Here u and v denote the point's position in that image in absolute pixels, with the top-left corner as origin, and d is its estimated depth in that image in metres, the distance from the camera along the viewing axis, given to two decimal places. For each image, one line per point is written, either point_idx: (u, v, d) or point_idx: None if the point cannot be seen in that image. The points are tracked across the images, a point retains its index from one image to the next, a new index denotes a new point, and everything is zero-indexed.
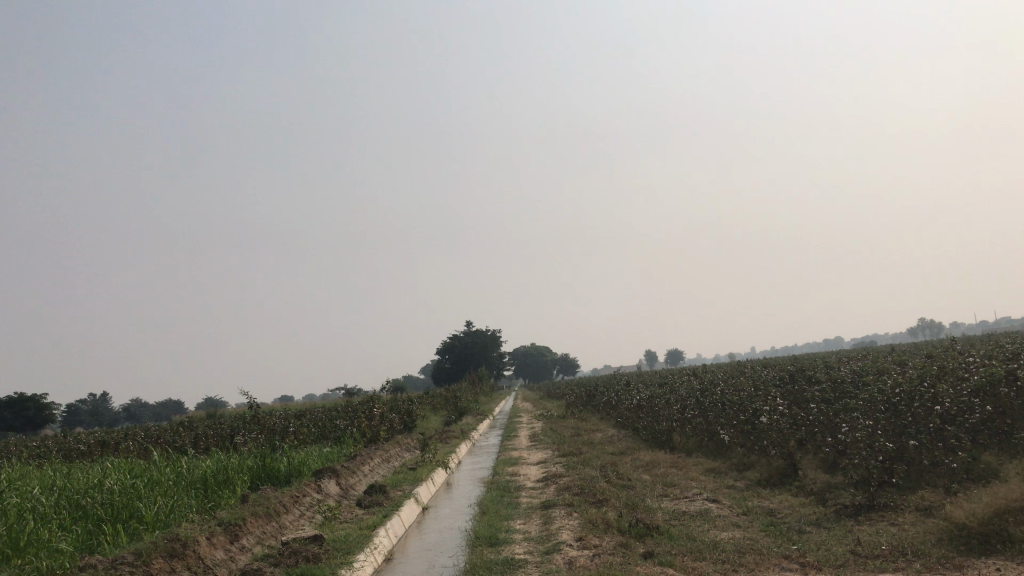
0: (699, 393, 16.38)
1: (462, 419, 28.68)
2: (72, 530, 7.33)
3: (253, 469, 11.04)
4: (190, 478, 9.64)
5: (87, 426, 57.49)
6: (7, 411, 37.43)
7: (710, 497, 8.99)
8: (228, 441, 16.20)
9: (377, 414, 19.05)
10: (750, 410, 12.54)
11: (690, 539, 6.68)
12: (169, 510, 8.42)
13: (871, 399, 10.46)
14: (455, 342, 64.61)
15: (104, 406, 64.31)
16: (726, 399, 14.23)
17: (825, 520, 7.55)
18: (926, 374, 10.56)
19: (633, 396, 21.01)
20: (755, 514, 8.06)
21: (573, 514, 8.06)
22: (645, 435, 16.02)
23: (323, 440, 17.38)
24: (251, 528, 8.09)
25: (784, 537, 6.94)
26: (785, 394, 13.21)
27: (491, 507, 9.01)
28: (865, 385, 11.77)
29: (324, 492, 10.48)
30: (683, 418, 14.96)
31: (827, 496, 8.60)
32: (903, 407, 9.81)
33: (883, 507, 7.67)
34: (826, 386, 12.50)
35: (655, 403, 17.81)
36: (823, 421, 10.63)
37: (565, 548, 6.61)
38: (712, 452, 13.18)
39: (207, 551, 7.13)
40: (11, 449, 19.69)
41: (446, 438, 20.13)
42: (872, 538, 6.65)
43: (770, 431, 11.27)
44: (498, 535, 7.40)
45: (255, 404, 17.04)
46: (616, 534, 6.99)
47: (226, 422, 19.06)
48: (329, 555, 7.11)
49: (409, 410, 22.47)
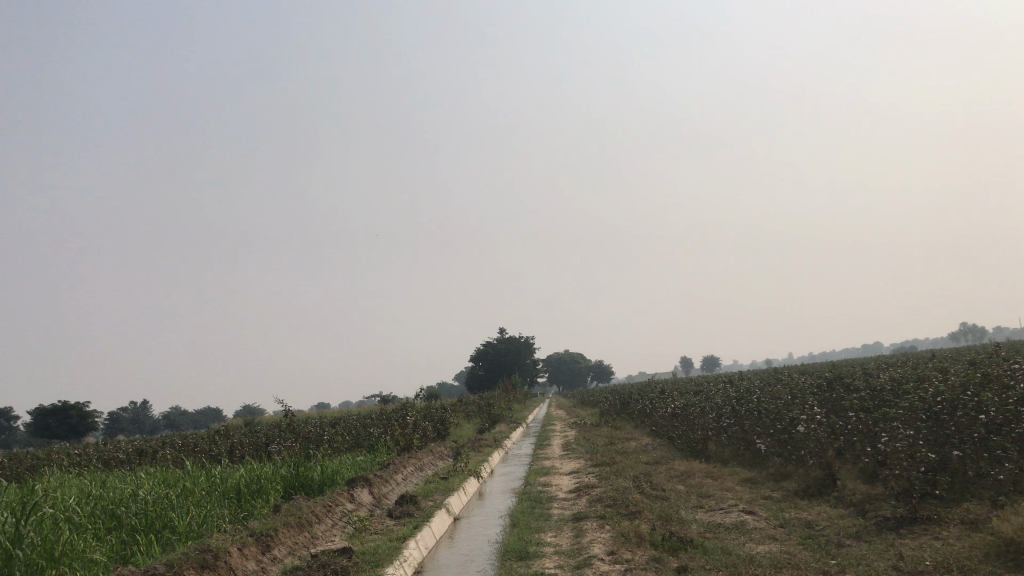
0: (735, 401, 16.13)
1: (496, 428, 28.72)
2: (106, 541, 7.36)
3: (287, 478, 11.07)
4: (223, 488, 9.67)
5: (128, 434, 58.43)
6: (51, 419, 38.11)
7: (746, 509, 8.80)
8: (263, 450, 16.29)
9: (411, 421, 19.04)
10: (787, 419, 12.29)
11: (726, 553, 6.52)
12: (202, 520, 8.45)
13: (912, 408, 10.19)
14: (489, 349, 64.63)
15: (145, 413, 65.29)
16: (762, 407, 13.99)
17: (865, 533, 7.36)
18: (970, 381, 10.24)
19: (667, 404, 20.77)
20: (793, 526, 7.87)
21: (605, 527, 7.94)
22: (680, 444, 15.82)
23: (357, 449, 17.40)
24: (283, 538, 8.09)
25: (822, 550, 6.76)
26: (823, 402, 12.93)
27: (522, 519, 8.92)
28: (905, 393, 11.46)
29: (357, 502, 10.47)
30: (718, 426, 14.76)
31: (868, 507, 8.40)
32: (945, 416, 9.52)
33: (926, 520, 7.45)
34: (865, 395, 12.22)
35: (690, 411, 17.58)
36: (863, 430, 10.38)
37: (596, 563, 6.50)
38: (748, 462, 12.97)
39: (239, 561, 7.13)
40: (52, 457, 20.02)
41: (478, 446, 20.07)
42: (916, 552, 6.45)
43: (807, 440, 11.04)
44: (529, 548, 7.31)
45: (290, 413, 17.11)
46: (649, 548, 6.85)
47: (262, 430, 19.19)
48: (357, 568, 7.07)
49: (442, 417, 22.44)
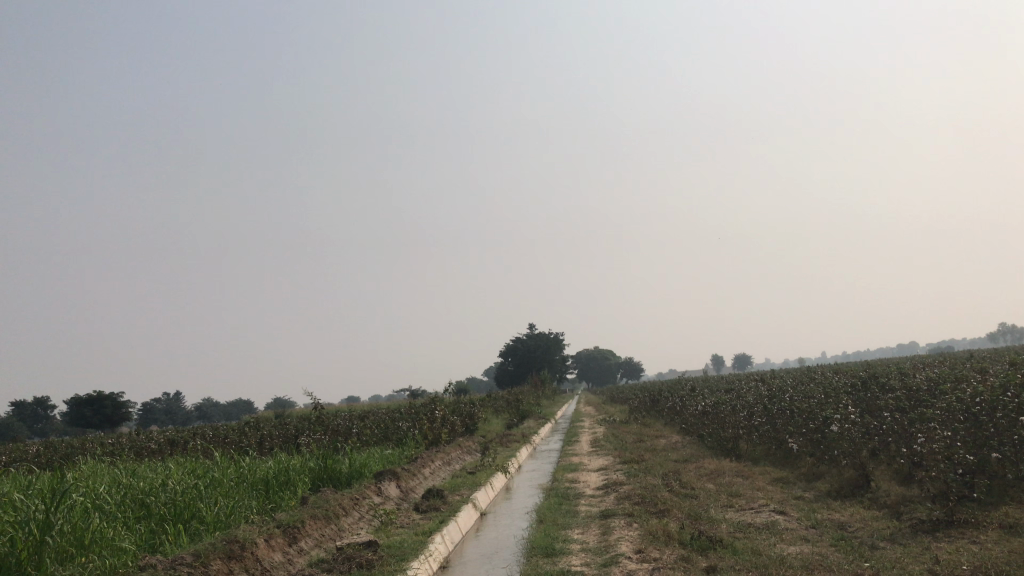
0: (767, 399, 15.93)
1: (524, 423, 28.71)
2: (135, 529, 7.40)
3: (314, 470, 11.10)
4: (252, 479, 9.71)
5: (161, 424, 59.31)
6: (87, 408, 38.73)
7: (777, 509, 8.65)
8: (292, 442, 16.37)
9: (439, 416, 19.03)
10: (820, 418, 12.08)
11: (756, 554, 6.39)
12: (230, 511, 8.50)
13: (949, 409, 9.95)
14: (519, 345, 64.54)
15: (178, 404, 66.19)
16: (795, 406, 13.79)
17: (900, 536, 7.18)
18: (1010, 382, 9.97)
19: (697, 401, 20.55)
20: (825, 527, 7.71)
21: (632, 525, 7.84)
22: (710, 442, 15.66)
23: (385, 442, 17.46)
24: (310, 530, 8.09)
25: (855, 552, 6.60)
26: (858, 401, 12.70)
27: (549, 516, 8.85)
28: (942, 394, 11.22)
29: (384, 495, 10.47)
30: (750, 424, 14.59)
31: (902, 509, 8.21)
32: (984, 417, 9.28)
33: (964, 523, 7.25)
34: (901, 394, 11.98)
35: (721, 409, 17.39)
36: (898, 430, 10.17)
37: (623, 561, 6.41)
38: (780, 461, 12.79)
39: (265, 553, 7.14)
40: (87, 445, 20.32)
41: (507, 442, 20.02)
42: (952, 556, 6.28)
43: (841, 440, 10.84)
44: (555, 545, 7.23)
45: (319, 405, 17.17)
46: (677, 547, 6.74)
47: (292, 422, 19.32)
48: (383, 561, 7.04)
49: (471, 412, 22.43)
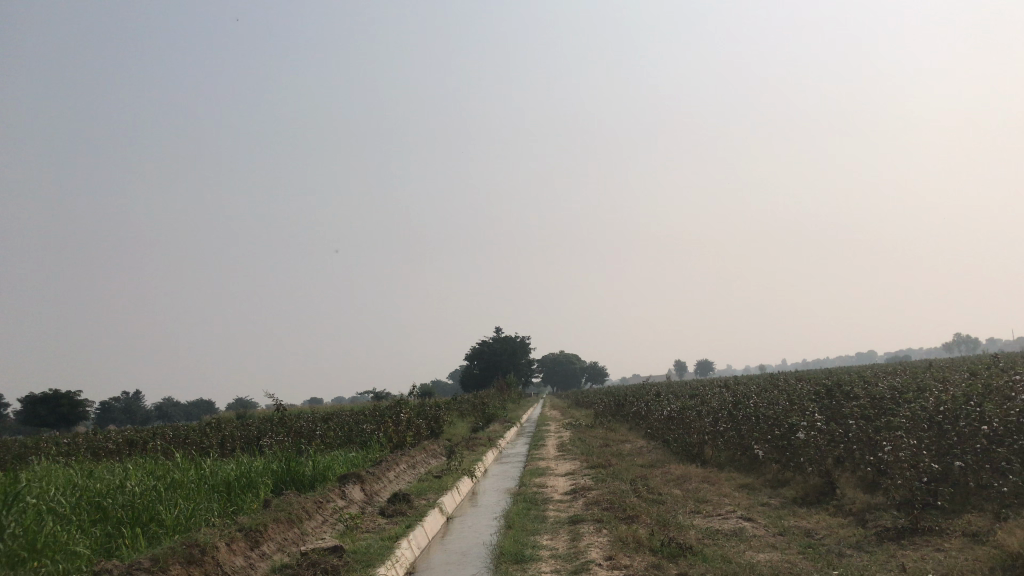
0: (732, 405, 16.03)
1: (489, 426, 28.63)
2: (91, 533, 7.18)
3: (277, 472, 10.91)
4: (213, 481, 9.49)
5: (119, 423, 58.24)
6: (41, 407, 37.82)
7: (745, 515, 8.66)
8: (255, 443, 16.12)
9: (404, 419, 18.85)
10: (786, 425, 12.14)
11: (726, 561, 6.37)
12: (190, 514, 8.31)
13: (913, 418, 10.03)
14: (484, 348, 64.36)
15: (137, 404, 65.09)
16: (760, 412, 13.85)
17: (866, 544, 7.22)
18: (972, 392, 10.07)
19: (662, 407, 20.63)
20: (792, 534, 7.73)
21: (602, 531, 7.79)
22: (676, 447, 15.72)
23: (349, 445, 17.25)
24: (273, 534, 7.93)
25: (823, 560, 6.61)
26: (823, 408, 12.80)
27: (517, 521, 8.76)
28: (906, 402, 11.32)
29: (349, 498, 10.32)
30: (715, 430, 14.66)
31: (868, 517, 8.27)
32: (947, 426, 9.35)
33: (928, 530, 7.31)
34: (864, 402, 12.08)
35: (686, 414, 17.44)
36: (862, 438, 10.25)
37: (593, 568, 6.34)
38: (745, 467, 12.88)
39: (226, 557, 6.96)
40: (42, 444, 19.85)
41: (472, 445, 19.93)
42: (918, 564, 6.31)
43: (806, 447, 10.90)
44: (525, 551, 7.14)
45: (282, 407, 16.91)
46: (647, 554, 6.69)
47: (253, 423, 19.00)
48: (348, 567, 6.89)
49: (436, 415, 22.28)
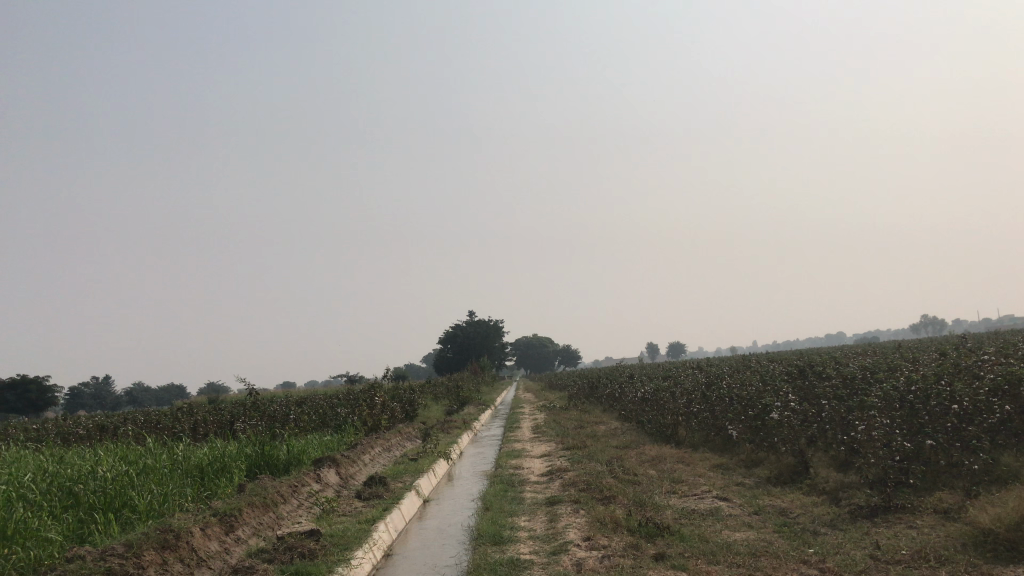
0: (705, 386, 16.15)
1: (464, 409, 28.66)
2: (62, 519, 7.07)
3: (251, 457, 10.82)
4: (186, 466, 9.39)
5: (88, 409, 57.51)
6: (9, 392, 37.24)
7: (720, 495, 8.73)
8: (228, 428, 15.99)
9: (379, 402, 18.78)
10: (760, 405, 12.26)
11: (703, 540, 6.40)
12: (163, 499, 8.22)
13: (886, 397, 10.15)
14: (458, 331, 64.23)
15: (107, 389, 64.31)
16: (733, 393, 13.97)
17: (840, 522, 7.30)
18: (942, 371, 10.20)
19: (636, 388, 20.76)
20: (768, 513, 7.80)
21: (579, 512, 7.81)
22: (650, 428, 15.81)
23: (324, 428, 17.15)
24: (247, 518, 7.85)
25: (799, 539, 6.67)
26: (796, 388, 12.92)
27: (495, 503, 8.76)
28: (877, 382, 11.47)
29: (324, 482, 10.28)
30: (689, 411, 14.78)
31: (841, 495, 8.38)
32: (919, 405, 9.46)
33: (900, 508, 7.41)
34: (837, 381, 12.22)
35: (660, 395, 17.56)
36: (835, 417, 10.37)
37: (572, 549, 6.34)
38: (719, 448, 12.99)
39: (202, 542, 6.89)
40: (11, 430, 19.59)
41: (447, 427, 19.93)
42: (892, 541, 6.38)
43: (780, 427, 11.00)
44: (503, 533, 7.13)
45: (255, 390, 16.76)
46: (625, 535, 6.71)
47: (226, 408, 18.83)
48: (325, 551, 6.83)
49: (410, 398, 22.22)
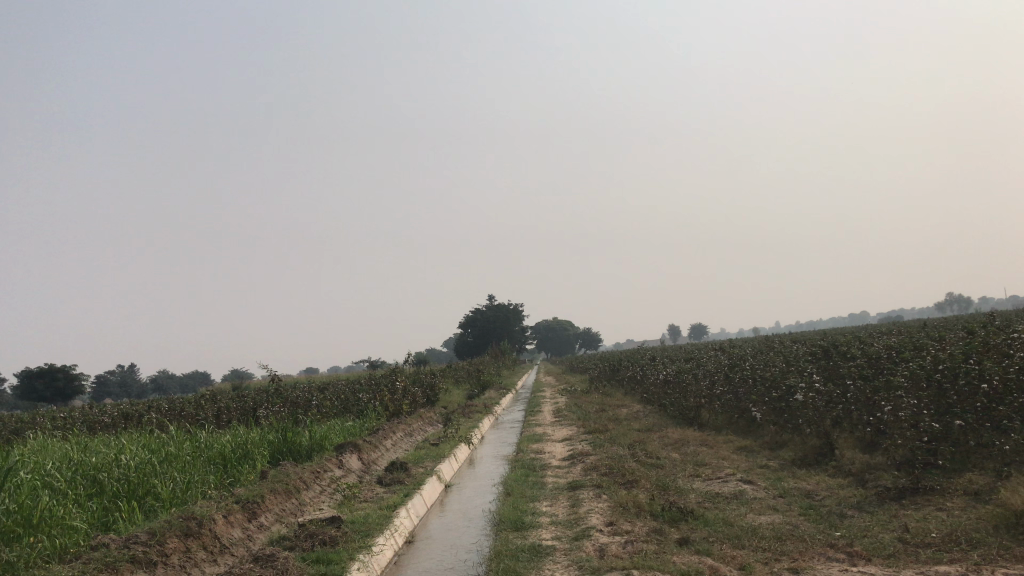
0: (728, 368, 16.02)
1: (485, 393, 28.69)
2: (87, 507, 7.10)
3: (274, 443, 10.84)
4: (209, 454, 9.42)
5: (114, 397, 58.16)
6: (39, 381, 37.77)
7: (745, 478, 8.63)
8: (251, 415, 16.06)
9: (400, 387, 18.79)
10: (783, 386, 12.12)
11: (728, 524, 6.32)
12: (186, 486, 8.24)
13: (912, 377, 9.98)
14: (477, 315, 64.29)
15: (133, 377, 65.03)
16: (756, 374, 13.83)
17: (867, 504, 7.19)
18: (971, 349, 10.00)
19: (658, 371, 20.66)
20: (793, 496, 7.69)
21: (601, 496, 7.75)
22: (673, 411, 15.73)
23: (346, 414, 17.20)
24: (270, 505, 7.86)
25: (825, 522, 6.56)
26: (821, 369, 12.77)
27: (516, 488, 8.70)
28: (903, 361, 11.30)
29: (346, 467, 10.28)
30: (712, 393, 14.68)
31: (867, 477, 8.25)
32: (947, 384, 9.28)
33: (929, 490, 7.28)
34: (862, 361, 12.06)
35: (682, 378, 17.44)
36: (860, 398, 10.22)
37: (594, 534, 6.28)
38: (742, 430, 12.89)
39: (224, 530, 6.89)
40: (39, 419, 19.84)
41: (468, 412, 19.95)
42: (921, 524, 6.27)
43: (804, 409, 10.87)
44: (524, 519, 7.08)
45: (277, 377, 16.81)
46: (648, 519, 6.64)
47: (250, 394, 18.93)
48: (346, 538, 6.82)
49: (432, 383, 22.23)
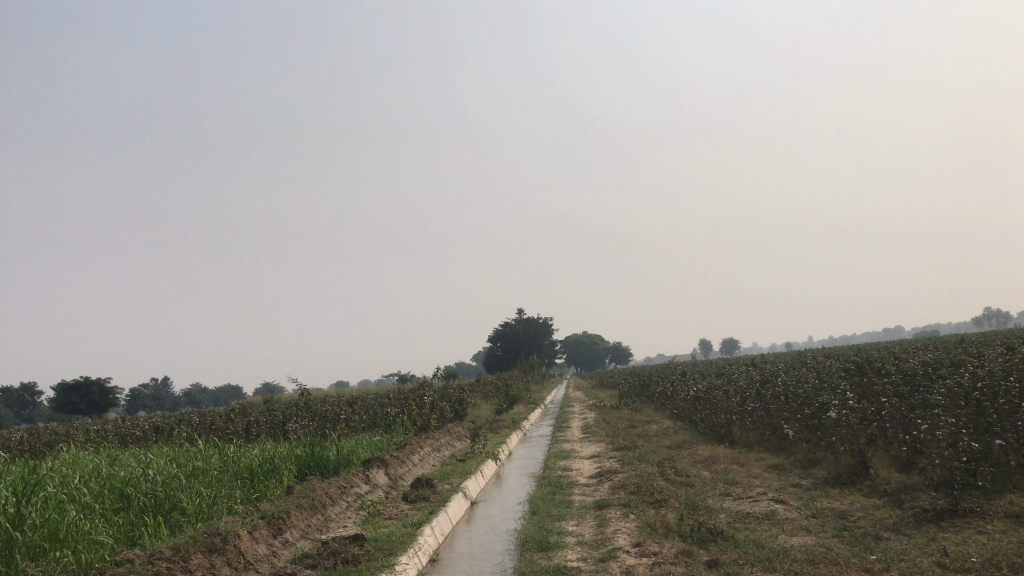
0: (759, 384, 15.77)
1: (513, 408, 28.58)
2: (114, 521, 7.11)
3: (301, 458, 10.83)
4: (236, 468, 9.42)
5: (147, 410, 58.82)
6: (74, 394, 38.35)
7: (777, 497, 8.45)
8: (280, 428, 16.10)
9: (428, 402, 18.74)
10: (816, 403, 11.89)
11: (759, 546, 6.16)
12: (212, 501, 8.24)
13: (950, 394, 9.73)
14: (506, 330, 64.21)
15: (166, 390, 65.75)
16: (788, 390, 13.60)
17: (903, 526, 6.98)
18: (1011, 366, 9.72)
19: (688, 386, 20.44)
20: (826, 517, 7.50)
21: (629, 516, 7.62)
22: (703, 427, 15.51)
23: (374, 428, 17.18)
24: (295, 521, 7.82)
25: (861, 544, 6.38)
26: (854, 385, 12.53)
27: (543, 507, 8.59)
28: (940, 378, 11.03)
29: (373, 483, 10.24)
30: (743, 410, 14.46)
31: (904, 497, 8.03)
32: (986, 402, 9.02)
33: (969, 512, 7.06)
34: (897, 378, 11.80)
35: (713, 394, 17.22)
36: (895, 416, 9.98)
37: (621, 555, 6.15)
38: (774, 448, 12.66)
39: (249, 546, 6.86)
40: (71, 431, 20.03)
41: (496, 427, 19.84)
42: (960, 547, 6.07)
43: (838, 426, 10.65)
44: (550, 538, 6.96)
45: (306, 391, 16.84)
46: (676, 540, 6.50)
47: (279, 408, 18.99)
48: (370, 556, 6.75)
49: (460, 398, 22.17)
